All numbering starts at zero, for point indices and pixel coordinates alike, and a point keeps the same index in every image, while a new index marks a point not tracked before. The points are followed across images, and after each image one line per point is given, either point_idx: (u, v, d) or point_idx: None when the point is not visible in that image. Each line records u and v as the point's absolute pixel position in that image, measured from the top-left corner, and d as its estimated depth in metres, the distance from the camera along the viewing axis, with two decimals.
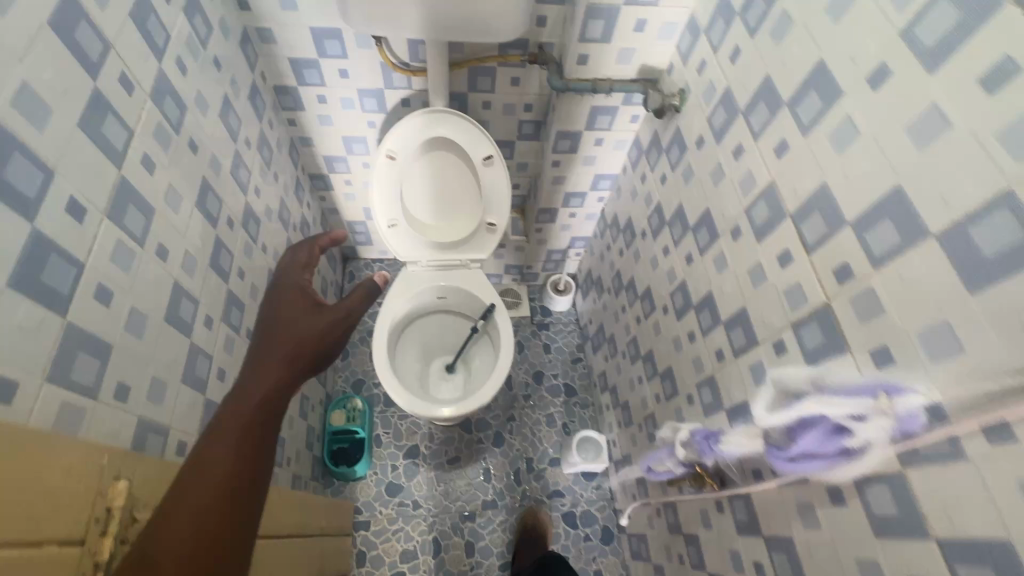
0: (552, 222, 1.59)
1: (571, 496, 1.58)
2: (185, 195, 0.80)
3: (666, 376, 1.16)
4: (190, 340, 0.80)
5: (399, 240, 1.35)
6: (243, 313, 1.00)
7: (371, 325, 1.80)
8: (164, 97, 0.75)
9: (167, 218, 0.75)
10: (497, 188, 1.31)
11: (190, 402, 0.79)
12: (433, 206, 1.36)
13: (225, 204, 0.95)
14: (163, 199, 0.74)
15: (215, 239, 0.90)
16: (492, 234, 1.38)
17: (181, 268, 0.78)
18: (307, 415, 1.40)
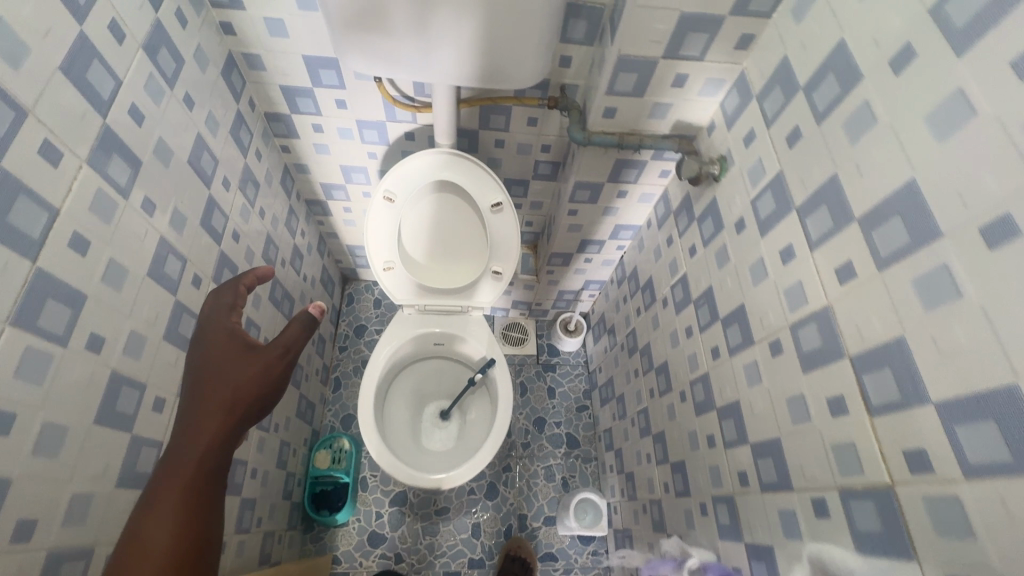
0: (565, 265, 1.46)
1: (565, 560, 1.47)
2: (134, 266, 0.69)
3: (677, 468, 1.03)
4: (132, 434, 0.70)
5: (396, 283, 1.23)
6: None
7: (366, 355, 1.70)
8: (109, 158, 0.64)
9: (106, 301, 0.64)
10: (505, 235, 1.19)
11: (127, 506, 0.69)
12: (435, 249, 1.24)
13: (192, 261, 0.84)
14: (100, 280, 0.63)
15: (177, 306, 0.80)
16: (498, 282, 1.25)
17: (124, 353, 0.68)
18: (287, 462, 1.31)
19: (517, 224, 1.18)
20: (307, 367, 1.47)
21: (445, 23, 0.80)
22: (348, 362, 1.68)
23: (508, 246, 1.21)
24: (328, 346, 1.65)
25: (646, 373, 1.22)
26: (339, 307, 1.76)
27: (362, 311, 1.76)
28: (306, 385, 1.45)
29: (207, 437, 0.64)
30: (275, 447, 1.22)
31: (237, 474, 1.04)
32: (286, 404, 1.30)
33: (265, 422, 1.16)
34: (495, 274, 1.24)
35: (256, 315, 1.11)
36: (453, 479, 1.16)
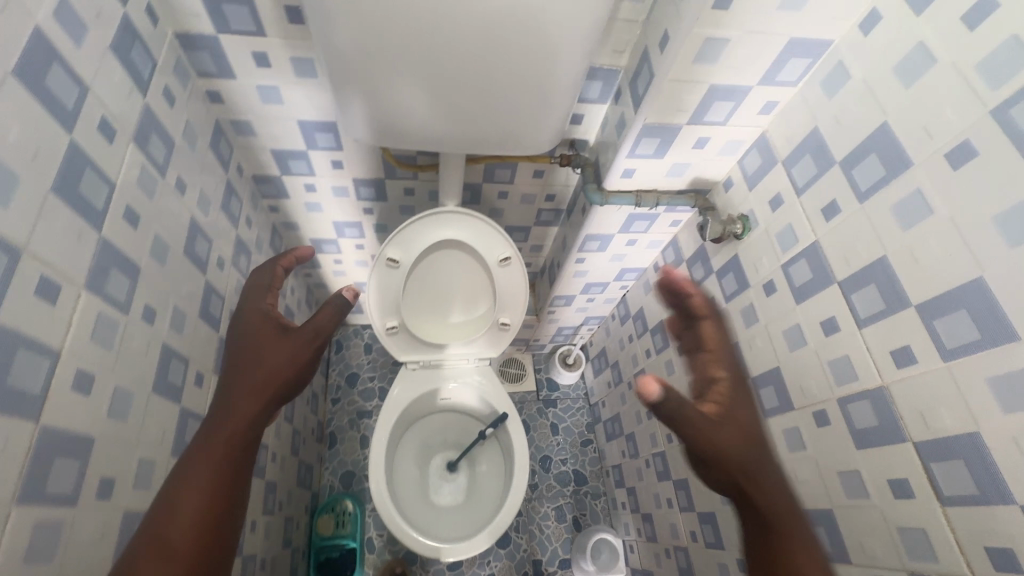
0: (566, 306, 1.45)
1: None
2: (140, 385, 0.62)
3: (707, 520, 1.03)
4: None
5: (401, 340, 1.22)
6: None
7: (362, 406, 1.62)
8: (111, 273, 0.57)
9: (115, 436, 0.57)
10: (513, 288, 1.17)
11: None
12: (438, 305, 1.21)
13: (195, 359, 0.76)
14: (109, 413, 0.56)
15: (183, 414, 0.72)
16: (506, 333, 1.24)
17: (135, 488, 0.60)
18: (291, 539, 1.22)
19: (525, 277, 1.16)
20: (303, 428, 1.39)
21: (383, 91, 0.78)
22: (342, 414, 1.60)
23: (517, 298, 1.19)
24: (320, 400, 1.57)
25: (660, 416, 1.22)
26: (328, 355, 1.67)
27: (353, 358, 1.69)
28: (303, 449, 1.37)
29: (244, 410, 0.62)
30: (279, 526, 1.15)
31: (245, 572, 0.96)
32: (286, 476, 1.22)
33: (268, 504, 1.09)
34: (502, 325, 1.22)
35: None
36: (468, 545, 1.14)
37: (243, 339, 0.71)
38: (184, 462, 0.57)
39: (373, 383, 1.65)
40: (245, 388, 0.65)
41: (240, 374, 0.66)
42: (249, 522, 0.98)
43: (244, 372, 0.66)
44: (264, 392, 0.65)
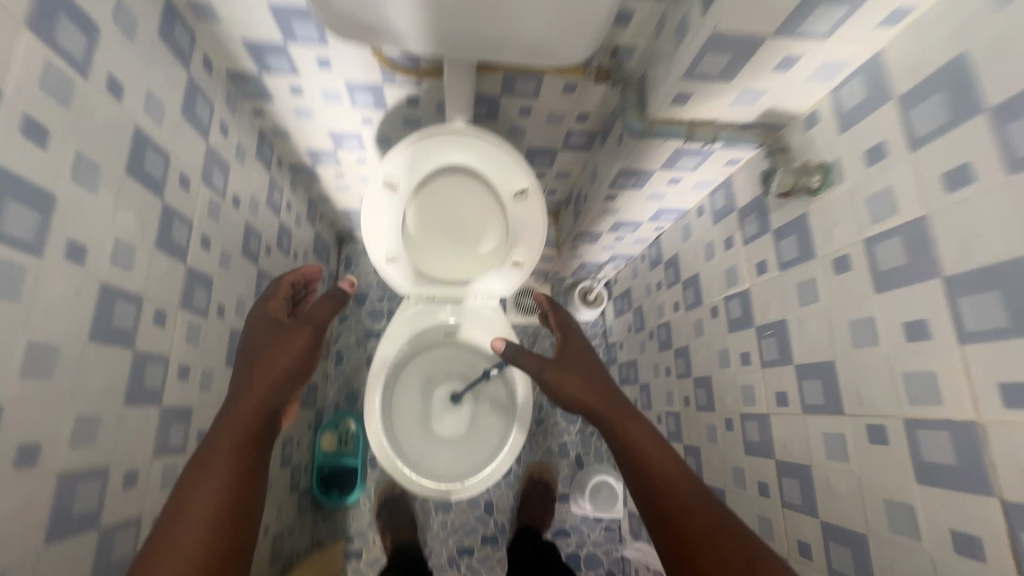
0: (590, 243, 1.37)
1: (578, 536, 1.47)
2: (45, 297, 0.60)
3: None
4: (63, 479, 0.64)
5: (403, 273, 1.12)
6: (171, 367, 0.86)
7: (369, 326, 1.57)
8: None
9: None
10: (529, 227, 1.08)
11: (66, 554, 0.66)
12: (445, 239, 1.11)
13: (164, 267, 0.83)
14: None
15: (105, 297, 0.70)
16: (516, 274, 1.14)
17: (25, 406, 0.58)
18: (290, 457, 1.24)
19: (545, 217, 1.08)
20: None
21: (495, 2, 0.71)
22: (349, 334, 1.56)
23: (533, 238, 1.10)
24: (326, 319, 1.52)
25: None
26: (335, 274, 1.61)
27: (362, 277, 1.61)
28: None
29: (254, 396, 0.73)
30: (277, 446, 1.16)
31: None
32: None
33: None
34: (514, 266, 1.12)
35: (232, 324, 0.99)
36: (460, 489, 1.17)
37: (250, 335, 0.84)
38: (205, 441, 0.68)
39: (380, 304, 1.59)
40: (264, 375, 0.76)
41: (235, 393, 0.73)
42: None
43: (246, 385, 0.74)
44: (261, 386, 0.74)
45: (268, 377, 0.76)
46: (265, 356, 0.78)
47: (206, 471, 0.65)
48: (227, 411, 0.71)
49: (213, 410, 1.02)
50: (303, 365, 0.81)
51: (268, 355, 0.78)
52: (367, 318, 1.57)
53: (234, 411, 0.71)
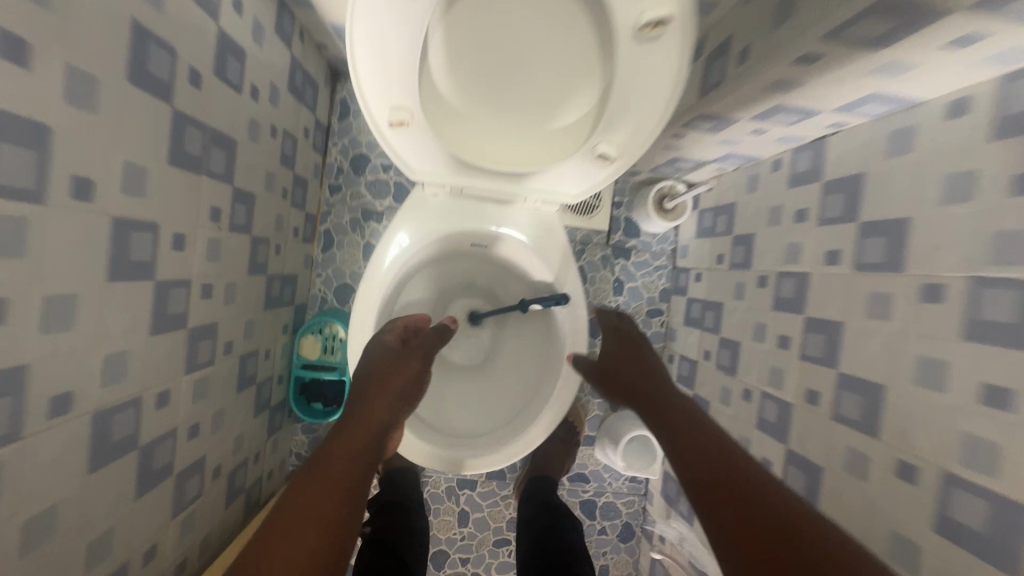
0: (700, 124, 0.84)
1: (597, 483, 1.26)
2: None
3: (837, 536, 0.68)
4: None
5: (419, 146, 0.72)
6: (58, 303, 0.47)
7: (370, 203, 1.18)
8: None
9: None
10: (646, 89, 0.67)
11: None
12: (498, 101, 0.71)
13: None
14: None
15: None
16: (596, 171, 0.76)
17: None
18: (257, 374, 0.94)
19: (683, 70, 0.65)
20: (279, 233, 0.97)
21: None
22: (342, 211, 1.18)
23: (646, 113, 0.69)
24: (312, 188, 1.12)
25: (810, 362, 0.76)
26: (326, 123, 1.16)
27: (362, 133, 1.17)
28: (278, 260, 0.98)
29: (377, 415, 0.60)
30: (231, 371, 0.84)
31: (162, 456, 0.66)
32: (245, 307, 0.86)
33: (203, 354, 0.74)
34: (599, 158, 0.73)
35: (143, 207, 0.56)
36: (462, 453, 0.85)
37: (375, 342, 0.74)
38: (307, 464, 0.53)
39: (384, 175, 1.18)
40: (388, 391, 0.64)
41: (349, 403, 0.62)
42: (161, 394, 0.64)
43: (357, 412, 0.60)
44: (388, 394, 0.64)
45: (391, 394, 0.64)
46: (385, 372, 0.66)
47: (295, 530, 0.47)
48: (344, 428, 0.57)
49: (172, 349, 0.66)
50: (411, 391, 0.68)
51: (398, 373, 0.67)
52: (368, 193, 1.17)
53: (351, 434, 0.57)
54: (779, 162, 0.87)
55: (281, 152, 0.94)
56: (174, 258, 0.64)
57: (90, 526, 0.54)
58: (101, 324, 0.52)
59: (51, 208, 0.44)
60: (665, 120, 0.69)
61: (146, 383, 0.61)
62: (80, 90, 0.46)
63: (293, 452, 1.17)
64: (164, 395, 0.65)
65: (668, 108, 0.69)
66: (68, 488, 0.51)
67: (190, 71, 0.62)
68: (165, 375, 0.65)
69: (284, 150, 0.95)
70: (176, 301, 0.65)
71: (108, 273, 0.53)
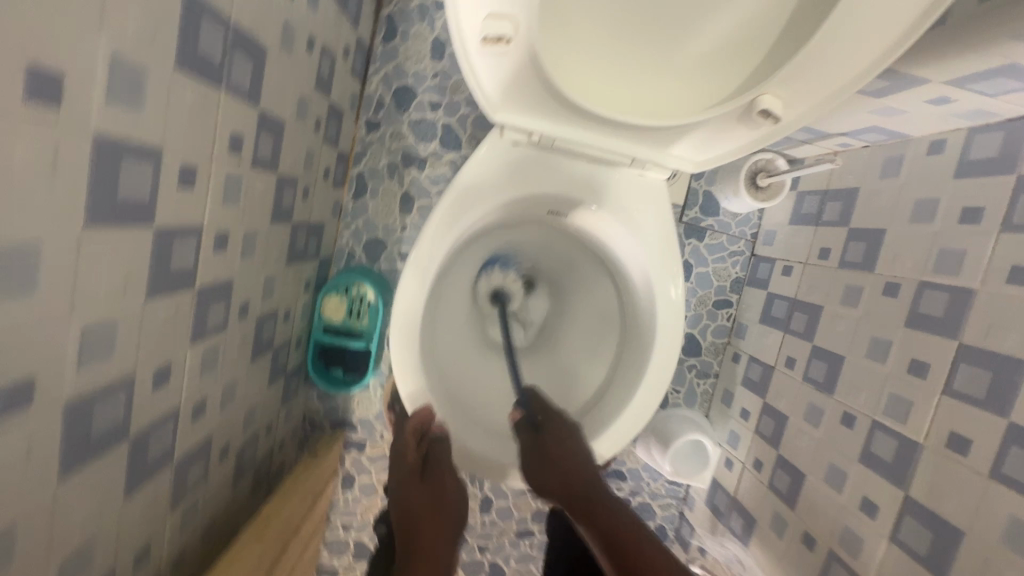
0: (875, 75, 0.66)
1: (634, 482, 1.12)
2: None
3: None
4: None
5: (518, 73, 0.56)
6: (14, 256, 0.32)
7: (413, 146, 1.01)
8: None
9: None
10: (873, 18, 0.49)
11: None
12: (642, 23, 0.55)
13: None
14: None
15: None
16: (747, 132, 0.60)
17: None
18: (274, 338, 0.81)
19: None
20: (309, 173, 0.81)
21: None
22: (380, 152, 1.01)
23: (855, 55, 0.52)
24: (347, 122, 0.94)
25: (960, 400, 0.61)
26: (368, 45, 0.97)
27: (410, 61, 0.99)
28: (305, 206, 0.82)
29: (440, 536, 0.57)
30: (246, 335, 0.70)
31: (158, 443, 0.53)
32: (265, 260, 0.71)
33: (215, 318, 0.60)
34: (758, 117, 0.57)
35: (139, 128, 0.41)
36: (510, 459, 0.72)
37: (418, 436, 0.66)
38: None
39: (432, 115, 1.00)
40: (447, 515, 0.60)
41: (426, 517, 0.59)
42: (159, 371, 0.51)
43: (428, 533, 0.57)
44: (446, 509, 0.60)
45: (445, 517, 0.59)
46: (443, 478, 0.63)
47: None
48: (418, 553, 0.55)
49: (178, 313, 0.52)
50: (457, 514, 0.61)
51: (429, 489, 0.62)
52: (411, 134, 1.00)
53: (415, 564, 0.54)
54: (941, 143, 0.69)
55: (318, 74, 0.76)
56: (181, 198, 0.48)
57: (64, 538, 0.42)
58: (76, 287, 0.38)
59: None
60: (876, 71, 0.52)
61: (142, 358, 0.47)
62: None
63: (309, 420, 1.05)
64: (165, 370, 0.51)
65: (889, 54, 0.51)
66: (31, 502, 0.38)
67: None
68: (166, 348, 0.51)
69: (321, 71, 0.77)
70: (182, 253, 0.50)
71: (88, 217, 0.37)
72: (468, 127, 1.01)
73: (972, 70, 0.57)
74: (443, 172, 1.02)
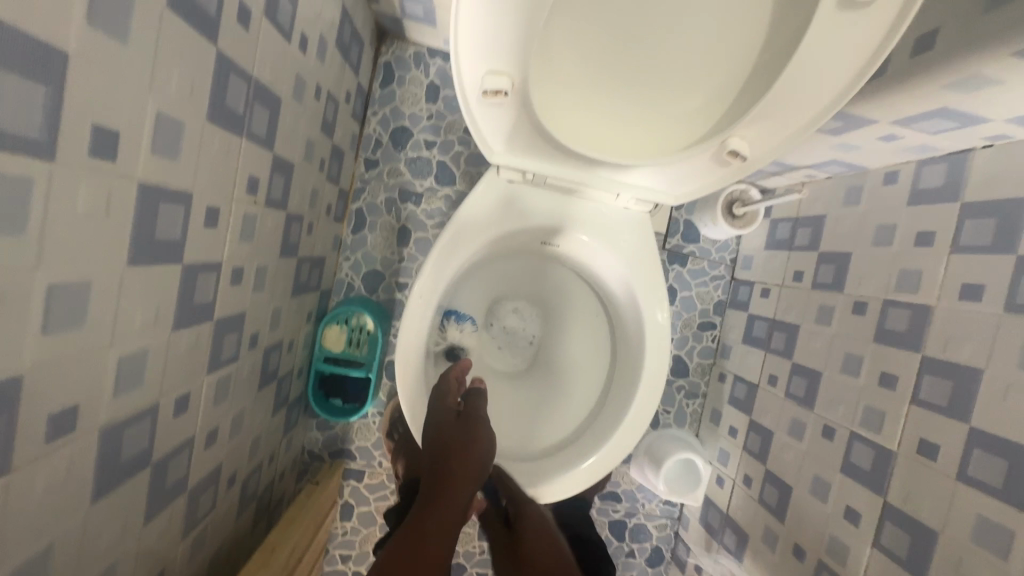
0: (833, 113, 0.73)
1: (629, 503, 1.14)
2: None
3: None
4: None
5: (512, 120, 0.62)
6: (68, 293, 0.36)
7: (409, 182, 1.06)
8: None
9: None
10: (822, 70, 0.56)
11: None
12: (622, 79, 0.62)
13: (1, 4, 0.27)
14: None
15: None
16: (718, 169, 0.66)
17: None
18: (278, 368, 0.83)
19: (887, 39, 0.54)
20: (313, 210, 0.85)
21: None
22: (377, 189, 1.06)
23: (808, 101, 0.59)
24: (348, 161, 1.00)
25: (926, 409, 0.66)
26: (367, 89, 1.03)
27: (406, 104, 1.05)
28: (309, 241, 0.86)
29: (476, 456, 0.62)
30: (254, 365, 0.73)
31: (176, 469, 0.56)
32: (274, 293, 0.75)
33: (229, 349, 0.63)
34: (728, 156, 0.63)
35: (174, 175, 0.45)
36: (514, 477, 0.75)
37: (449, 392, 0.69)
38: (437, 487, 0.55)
39: (427, 153, 1.06)
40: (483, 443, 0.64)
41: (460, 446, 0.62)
42: (180, 400, 0.53)
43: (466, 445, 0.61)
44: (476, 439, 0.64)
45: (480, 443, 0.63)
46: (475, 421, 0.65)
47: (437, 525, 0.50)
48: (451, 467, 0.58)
49: (197, 344, 0.55)
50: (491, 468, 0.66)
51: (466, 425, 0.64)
52: (408, 171, 1.06)
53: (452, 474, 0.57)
54: (895, 174, 0.76)
55: (323, 118, 0.82)
56: (206, 237, 0.52)
57: (93, 559, 0.44)
58: (116, 320, 0.41)
59: (61, 163, 0.33)
60: (837, 105, 0.58)
61: (166, 386, 0.50)
62: (109, 13, 0.34)
63: (308, 450, 1.06)
64: (184, 399, 0.54)
65: (846, 92, 0.58)
66: (66, 524, 0.40)
67: (240, 6, 0.50)
68: (187, 377, 0.54)
69: (326, 116, 0.83)
70: (204, 287, 0.54)
71: (130, 256, 0.41)
72: (462, 163, 1.07)
73: (913, 112, 0.65)
74: (438, 206, 1.07)
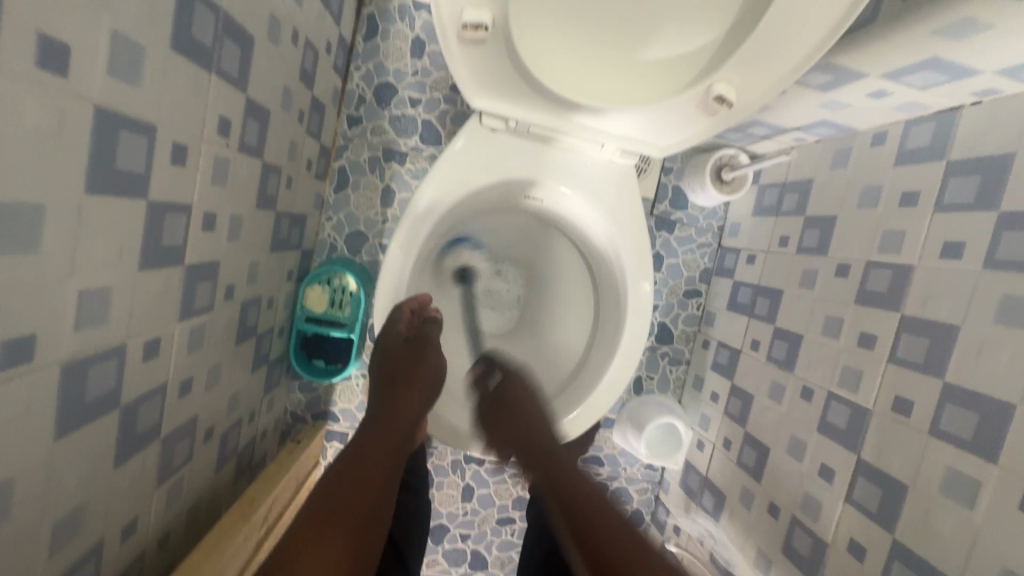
0: (824, 71, 0.72)
1: (611, 468, 1.15)
2: None
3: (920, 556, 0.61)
4: None
5: (494, 59, 0.61)
6: (17, 215, 0.34)
7: (393, 141, 1.04)
8: None
9: None
10: (811, 7, 0.55)
11: None
12: (607, 20, 0.60)
13: None
14: None
15: None
16: (705, 117, 0.65)
17: None
18: (257, 324, 0.82)
19: None
20: (292, 163, 0.83)
21: None
22: (360, 147, 1.03)
23: (796, 44, 0.57)
24: (329, 117, 0.97)
25: (902, 366, 0.67)
26: (349, 42, 0.99)
27: (391, 59, 1.02)
28: (289, 195, 0.84)
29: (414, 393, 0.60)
30: (231, 318, 0.72)
31: (148, 415, 0.55)
32: (250, 245, 0.73)
33: (202, 298, 0.62)
34: (714, 102, 0.62)
35: (136, 103, 0.43)
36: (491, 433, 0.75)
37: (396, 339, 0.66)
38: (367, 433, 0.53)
39: (412, 111, 1.03)
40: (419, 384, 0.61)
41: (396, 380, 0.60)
42: (150, 344, 0.52)
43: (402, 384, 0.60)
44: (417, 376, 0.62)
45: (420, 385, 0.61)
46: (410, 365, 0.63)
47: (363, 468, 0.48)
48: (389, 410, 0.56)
49: (167, 288, 0.53)
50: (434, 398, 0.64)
51: (412, 354, 0.64)
52: (392, 129, 1.03)
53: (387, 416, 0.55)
54: (883, 136, 0.76)
55: (301, 66, 0.79)
56: (174, 174, 0.50)
57: (59, 497, 0.44)
58: (76, 252, 0.40)
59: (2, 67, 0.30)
60: (838, 32, 0.56)
61: (133, 328, 0.49)
62: None
63: (290, 412, 1.06)
64: (154, 343, 0.53)
65: (849, 12, 0.55)
66: (30, 460, 0.39)
67: None
68: (157, 321, 0.53)
69: (304, 64, 0.80)
70: (173, 230, 0.52)
71: (88, 185, 0.39)
72: (448, 123, 1.05)
73: (903, 65, 0.64)
74: (423, 166, 1.05)
